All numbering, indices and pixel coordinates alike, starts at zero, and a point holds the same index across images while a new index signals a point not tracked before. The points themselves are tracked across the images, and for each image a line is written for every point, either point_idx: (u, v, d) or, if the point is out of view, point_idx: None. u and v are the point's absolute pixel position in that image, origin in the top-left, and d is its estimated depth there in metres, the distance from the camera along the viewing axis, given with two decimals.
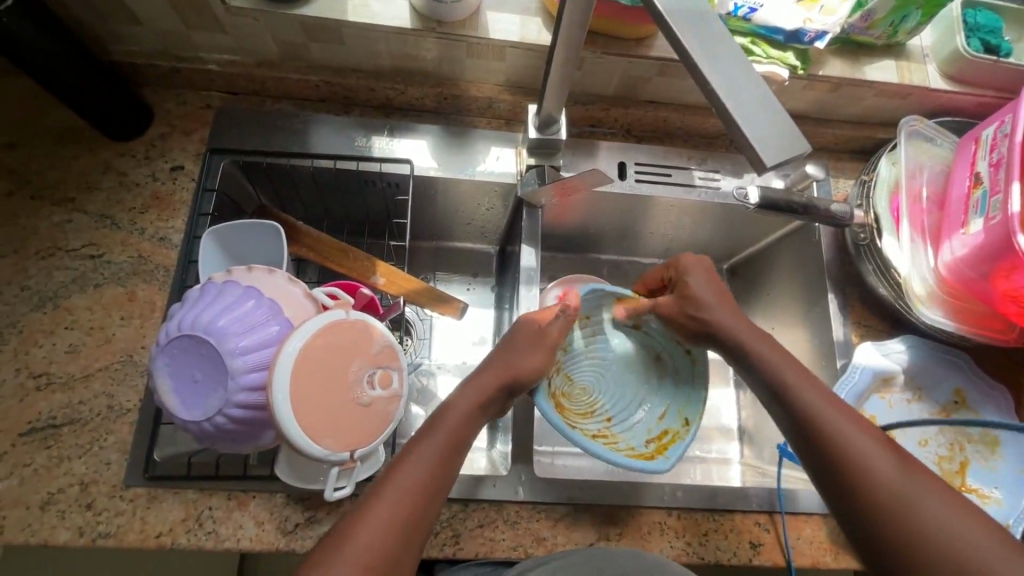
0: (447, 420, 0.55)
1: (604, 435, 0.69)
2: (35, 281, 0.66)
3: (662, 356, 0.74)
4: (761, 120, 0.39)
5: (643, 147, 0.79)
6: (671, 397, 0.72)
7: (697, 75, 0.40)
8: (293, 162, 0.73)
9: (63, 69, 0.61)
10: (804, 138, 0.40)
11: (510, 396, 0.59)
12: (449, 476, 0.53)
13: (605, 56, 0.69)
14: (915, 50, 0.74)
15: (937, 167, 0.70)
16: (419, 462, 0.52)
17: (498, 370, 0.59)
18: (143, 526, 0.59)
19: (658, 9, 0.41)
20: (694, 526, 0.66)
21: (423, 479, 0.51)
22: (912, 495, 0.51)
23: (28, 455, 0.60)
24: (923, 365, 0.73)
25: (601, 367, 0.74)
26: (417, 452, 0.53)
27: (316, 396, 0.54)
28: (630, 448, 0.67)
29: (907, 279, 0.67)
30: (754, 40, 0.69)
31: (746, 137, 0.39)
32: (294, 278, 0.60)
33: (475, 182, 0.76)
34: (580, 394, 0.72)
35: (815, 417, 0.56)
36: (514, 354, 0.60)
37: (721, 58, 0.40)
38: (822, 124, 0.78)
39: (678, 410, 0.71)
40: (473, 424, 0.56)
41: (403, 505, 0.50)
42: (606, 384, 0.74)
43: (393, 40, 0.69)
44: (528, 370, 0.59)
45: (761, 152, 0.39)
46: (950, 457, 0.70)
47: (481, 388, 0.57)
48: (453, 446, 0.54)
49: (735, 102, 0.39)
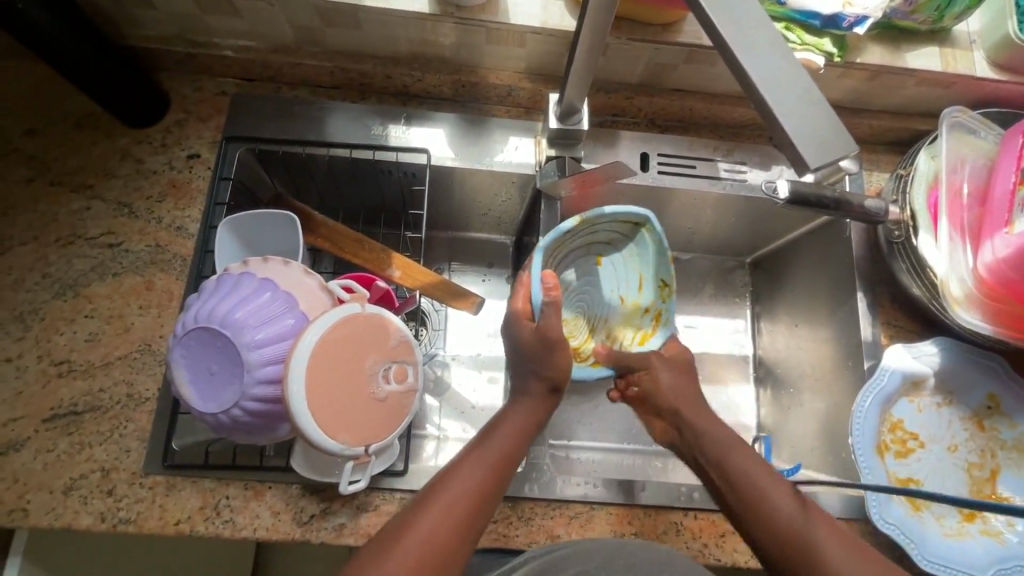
0: (500, 430, 0.55)
1: (613, 336, 0.72)
2: (56, 269, 0.67)
3: (619, 236, 0.71)
4: (803, 115, 0.37)
5: (668, 137, 0.76)
6: (640, 264, 0.72)
7: (734, 66, 0.38)
8: (309, 150, 0.72)
9: (80, 58, 0.61)
10: (850, 136, 0.38)
11: (554, 391, 0.59)
12: (502, 485, 0.52)
13: (630, 42, 0.66)
14: (960, 36, 0.70)
15: (980, 160, 0.66)
16: (474, 468, 0.51)
17: (537, 381, 0.58)
18: (162, 512, 0.60)
19: None
20: (712, 527, 0.64)
21: (476, 485, 0.50)
22: (773, 498, 0.53)
23: (51, 441, 0.61)
24: (957, 369, 0.69)
25: (580, 286, 0.72)
26: (470, 459, 0.52)
27: (334, 391, 0.54)
28: (636, 331, 0.72)
29: (944, 279, 0.64)
30: (789, 25, 0.65)
31: (787, 132, 0.37)
32: (309, 270, 0.60)
33: (493, 172, 0.74)
34: (576, 320, 0.72)
35: (737, 476, 0.56)
36: (542, 360, 0.58)
37: (762, 47, 0.38)
38: (857, 114, 0.75)
39: (650, 278, 0.71)
40: (523, 440, 0.55)
41: (457, 510, 0.48)
42: (593, 294, 0.73)
43: (412, 25, 0.67)
44: (562, 375, 0.58)
45: (802, 151, 0.37)
46: (981, 464, 0.68)
47: (529, 405, 0.57)
48: (507, 458, 0.53)
49: (775, 95, 0.37)
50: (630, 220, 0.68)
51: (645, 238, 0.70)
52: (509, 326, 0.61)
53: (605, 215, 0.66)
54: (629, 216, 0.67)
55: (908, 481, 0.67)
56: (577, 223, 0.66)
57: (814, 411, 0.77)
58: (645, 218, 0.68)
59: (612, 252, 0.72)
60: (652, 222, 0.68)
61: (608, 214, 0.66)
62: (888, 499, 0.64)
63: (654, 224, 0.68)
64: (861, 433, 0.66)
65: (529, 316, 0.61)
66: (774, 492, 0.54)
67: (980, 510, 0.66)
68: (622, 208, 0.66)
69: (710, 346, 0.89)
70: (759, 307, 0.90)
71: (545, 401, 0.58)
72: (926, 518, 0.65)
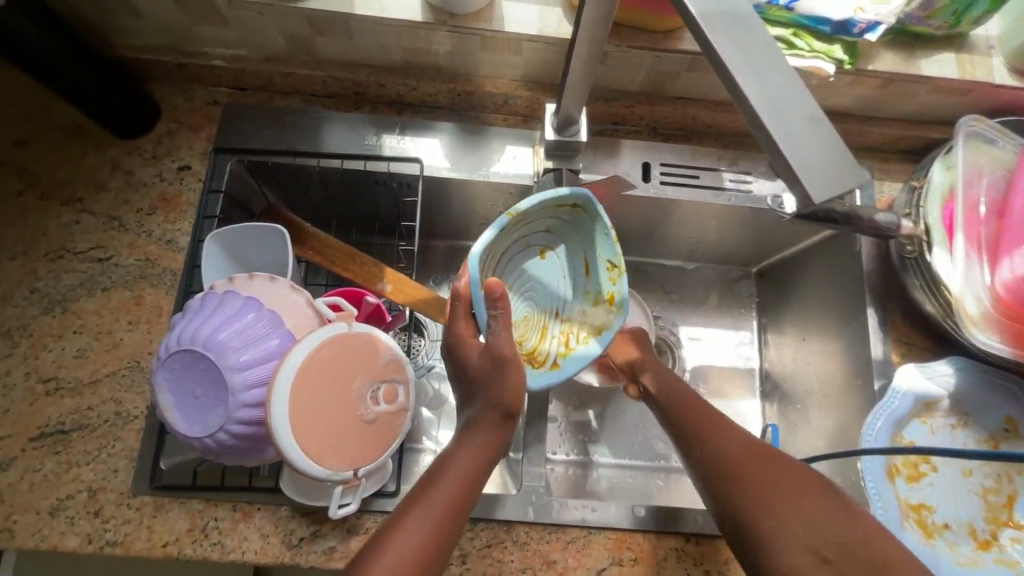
0: (448, 470, 0.50)
1: (567, 330, 0.63)
2: (44, 284, 0.65)
3: (554, 222, 0.62)
4: (808, 144, 0.35)
5: (671, 146, 0.73)
6: (584, 247, 0.63)
7: (734, 92, 0.35)
8: (299, 161, 0.70)
9: (64, 71, 0.60)
10: (860, 167, 0.35)
11: (508, 418, 0.53)
12: (454, 532, 0.48)
13: (630, 49, 0.64)
14: (978, 41, 0.67)
15: (998, 172, 0.63)
16: (419, 520, 0.47)
17: (489, 410, 0.52)
18: (150, 534, 0.59)
19: (688, 10, 0.36)
20: (714, 554, 0.62)
21: (421, 541, 0.46)
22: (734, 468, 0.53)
23: (38, 460, 0.60)
24: (972, 390, 0.67)
25: (525, 279, 0.64)
26: (416, 509, 0.47)
27: (298, 409, 0.51)
28: (591, 321, 0.63)
29: (959, 296, 0.61)
30: (797, 31, 0.62)
31: (790, 166, 0.35)
32: (297, 286, 0.58)
33: (490, 183, 0.72)
34: (528, 320, 0.63)
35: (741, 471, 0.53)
36: (492, 386, 0.52)
37: (762, 71, 0.35)
38: (868, 122, 0.72)
39: (597, 259, 0.62)
40: (476, 477, 0.50)
41: (418, 540, 0.46)
42: (540, 288, 0.64)
43: (405, 33, 0.65)
44: (515, 399, 0.52)
45: (807, 184, 0.35)
46: (996, 489, 0.65)
47: (481, 436, 0.52)
48: (458, 495, 0.49)
49: (778, 123, 0.35)
50: (563, 203, 0.59)
51: (583, 219, 0.61)
52: (452, 349, 0.56)
53: (537, 206, 0.56)
54: (562, 201, 0.58)
55: (920, 507, 0.64)
56: (510, 220, 0.55)
57: (822, 430, 0.74)
58: (579, 198, 0.58)
59: (552, 238, 0.64)
60: (589, 203, 0.59)
61: (539, 204, 0.57)
62: (899, 525, 0.61)
63: (594, 205, 0.59)
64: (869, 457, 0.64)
65: (474, 334, 0.56)
66: (787, 487, 0.51)
67: (996, 538, 0.63)
68: (555, 194, 0.56)
69: (716, 358, 0.86)
70: (766, 318, 0.87)
71: (499, 431, 0.52)
72: (939, 546, 0.62)
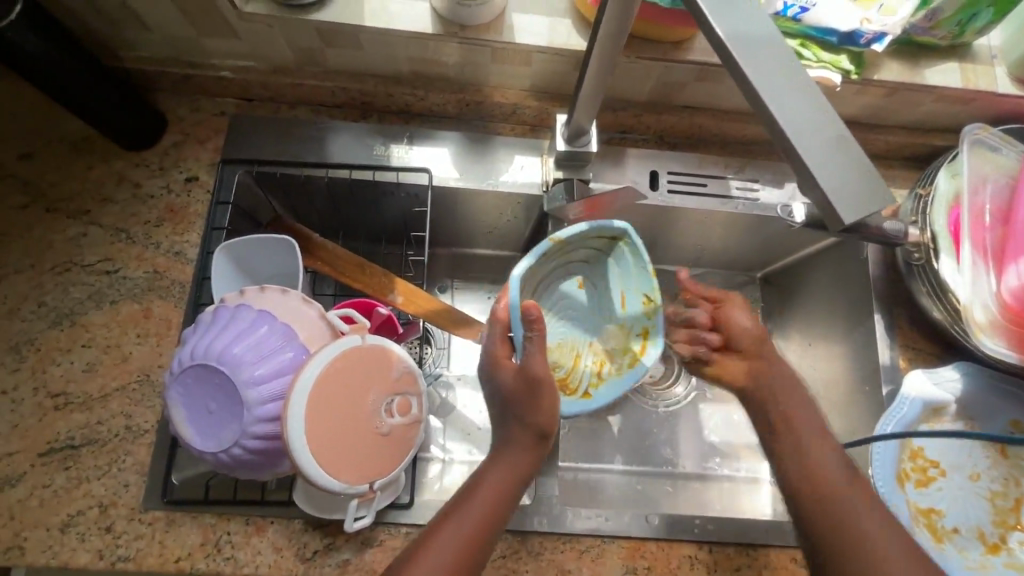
0: (481, 487, 0.52)
1: (601, 361, 0.64)
2: (52, 297, 0.65)
3: (594, 253, 0.65)
4: (836, 166, 0.35)
5: (677, 155, 0.74)
6: (622, 281, 0.64)
7: (763, 116, 0.35)
8: (307, 172, 0.70)
9: (73, 85, 0.59)
10: (886, 187, 0.36)
11: (543, 436, 0.54)
12: (485, 548, 0.50)
13: (639, 60, 0.64)
14: (981, 50, 0.68)
15: (1002, 179, 0.64)
16: (451, 535, 0.49)
17: (524, 429, 0.53)
18: (162, 549, 0.58)
19: (717, 35, 0.36)
20: (726, 561, 0.63)
21: (452, 556, 0.48)
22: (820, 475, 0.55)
23: (48, 476, 0.60)
24: (979, 395, 0.67)
25: (561, 307, 0.66)
26: (447, 524, 0.49)
27: (318, 428, 0.51)
28: (624, 354, 0.63)
29: (968, 304, 0.61)
30: (804, 42, 0.63)
31: (818, 189, 0.35)
32: (308, 299, 0.58)
33: (498, 192, 0.73)
34: (562, 347, 0.64)
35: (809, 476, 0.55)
36: (526, 406, 0.53)
37: (788, 94, 0.35)
38: (872, 130, 0.73)
39: (635, 293, 0.64)
40: (511, 493, 0.52)
41: (452, 554, 0.48)
42: (576, 317, 0.66)
43: (414, 45, 0.65)
44: (549, 421, 0.53)
45: (836, 207, 0.35)
46: (1003, 493, 0.66)
47: (515, 454, 0.53)
48: (491, 511, 0.51)
49: (805, 146, 0.35)
50: (603, 235, 0.62)
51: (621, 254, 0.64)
52: (488, 370, 0.56)
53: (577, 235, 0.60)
54: (600, 231, 0.61)
55: (930, 512, 0.65)
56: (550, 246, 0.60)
57: None
58: (618, 230, 0.61)
59: (591, 270, 0.66)
60: (628, 235, 0.62)
61: (580, 233, 0.60)
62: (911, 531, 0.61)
63: (633, 238, 0.61)
64: (880, 459, 0.64)
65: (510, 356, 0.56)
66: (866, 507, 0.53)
67: (1005, 541, 0.65)
68: (598, 224, 0.60)
69: None
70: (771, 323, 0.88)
71: (533, 451, 0.53)
72: (949, 550, 0.63)
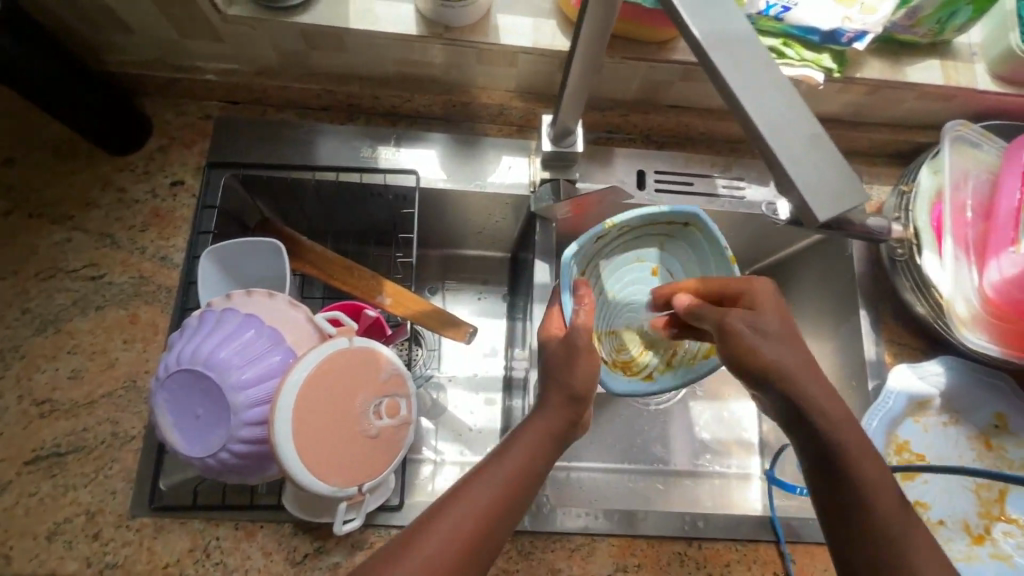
0: (512, 450, 0.49)
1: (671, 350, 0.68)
2: (36, 304, 0.64)
3: (668, 239, 0.68)
4: (813, 164, 0.35)
5: (663, 154, 0.74)
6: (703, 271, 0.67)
7: (741, 114, 0.36)
8: (294, 174, 0.70)
9: (54, 90, 0.59)
10: (861, 183, 0.36)
11: (577, 403, 0.52)
12: (512, 513, 0.47)
13: (624, 60, 0.65)
14: (961, 48, 0.68)
15: (983, 174, 0.64)
16: (479, 495, 0.46)
17: (559, 391, 0.52)
18: (150, 556, 0.58)
19: (694, 36, 0.36)
20: (716, 557, 0.63)
21: (478, 515, 0.45)
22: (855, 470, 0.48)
23: (33, 484, 0.59)
24: (963, 388, 0.68)
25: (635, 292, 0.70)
26: (474, 484, 0.47)
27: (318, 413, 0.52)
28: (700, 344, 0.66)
29: (950, 298, 0.62)
30: (786, 41, 0.64)
31: (796, 187, 0.35)
32: (296, 302, 0.58)
33: (485, 193, 0.73)
34: (630, 333, 0.69)
35: (860, 485, 0.47)
36: (561, 370, 0.53)
37: (765, 92, 0.36)
38: (856, 127, 0.73)
39: None
40: (543, 455, 0.50)
41: (478, 514, 0.45)
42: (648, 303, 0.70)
43: (399, 46, 0.65)
44: (585, 386, 0.52)
45: (813, 204, 0.35)
46: (989, 485, 0.67)
47: (552, 418, 0.51)
48: (521, 475, 0.48)
49: (782, 144, 0.35)
50: (674, 220, 0.66)
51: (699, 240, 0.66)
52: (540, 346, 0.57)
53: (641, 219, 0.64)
54: (670, 217, 0.65)
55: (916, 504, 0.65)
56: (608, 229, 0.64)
57: None
58: (691, 216, 0.64)
59: (667, 258, 0.69)
60: (701, 222, 0.64)
61: (646, 217, 0.64)
62: None
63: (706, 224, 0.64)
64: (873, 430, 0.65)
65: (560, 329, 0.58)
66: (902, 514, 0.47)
67: (989, 532, 0.65)
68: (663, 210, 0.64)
69: None
70: None
71: (567, 417, 0.52)
72: None
